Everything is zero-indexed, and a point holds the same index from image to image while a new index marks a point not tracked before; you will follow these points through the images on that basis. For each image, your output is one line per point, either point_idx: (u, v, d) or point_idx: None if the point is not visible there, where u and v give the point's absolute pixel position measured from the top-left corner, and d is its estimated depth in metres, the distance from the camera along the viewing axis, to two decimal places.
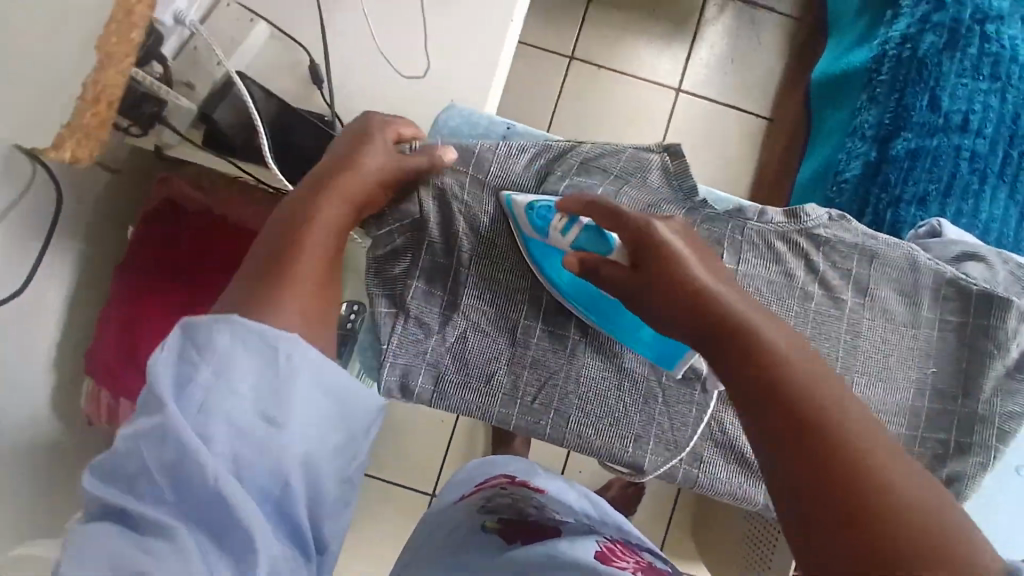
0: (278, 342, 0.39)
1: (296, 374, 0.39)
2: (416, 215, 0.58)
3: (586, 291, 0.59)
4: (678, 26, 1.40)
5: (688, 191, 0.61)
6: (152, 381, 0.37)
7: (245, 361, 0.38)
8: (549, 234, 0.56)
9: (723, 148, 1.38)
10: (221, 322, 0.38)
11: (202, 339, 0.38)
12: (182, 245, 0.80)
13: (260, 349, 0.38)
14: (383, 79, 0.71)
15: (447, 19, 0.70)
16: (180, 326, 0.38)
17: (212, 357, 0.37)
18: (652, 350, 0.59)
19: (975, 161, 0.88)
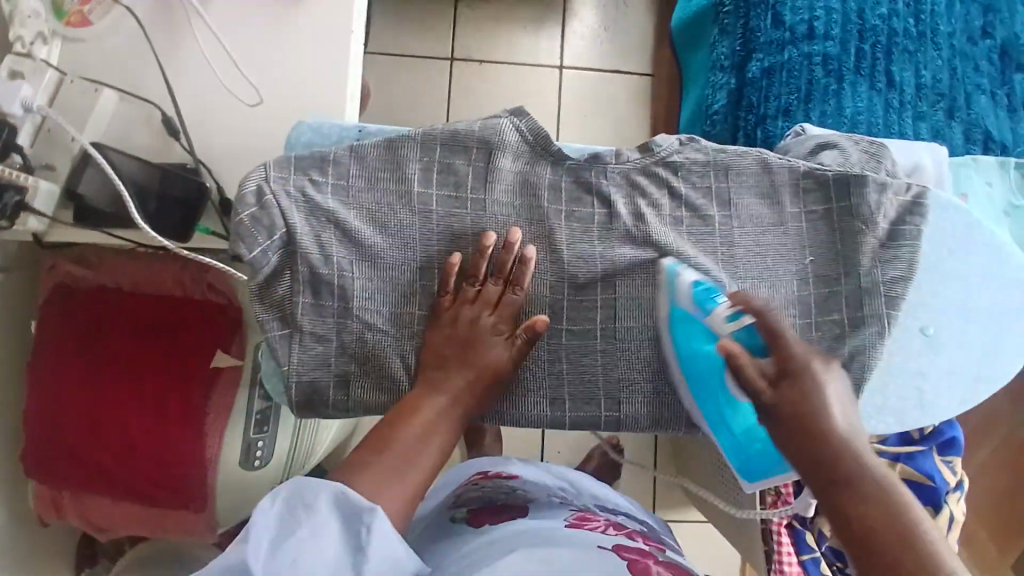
0: (367, 510, 0.44)
1: (375, 544, 0.43)
2: (285, 228, 0.58)
3: (701, 376, 0.62)
4: (547, 7, 1.44)
5: (544, 145, 0.64)
6: (254, 532, 0.41)
7: (335, 528, 0.43)
8: (708, 314, 0.59)
9: (617, 113, 1.43)
10: (328, 488, 0.44)
11: (309, 499, 0.43)
12: (78, 317, 0.79)
13: (350, 511, 0.44)
14: (241, 112, 0.73)
15: (290, 41, 0.73)
16: (292, 483, 0.44)
17: (312, 512, 0.43)
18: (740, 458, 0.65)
19: (829, 64, 0.92)
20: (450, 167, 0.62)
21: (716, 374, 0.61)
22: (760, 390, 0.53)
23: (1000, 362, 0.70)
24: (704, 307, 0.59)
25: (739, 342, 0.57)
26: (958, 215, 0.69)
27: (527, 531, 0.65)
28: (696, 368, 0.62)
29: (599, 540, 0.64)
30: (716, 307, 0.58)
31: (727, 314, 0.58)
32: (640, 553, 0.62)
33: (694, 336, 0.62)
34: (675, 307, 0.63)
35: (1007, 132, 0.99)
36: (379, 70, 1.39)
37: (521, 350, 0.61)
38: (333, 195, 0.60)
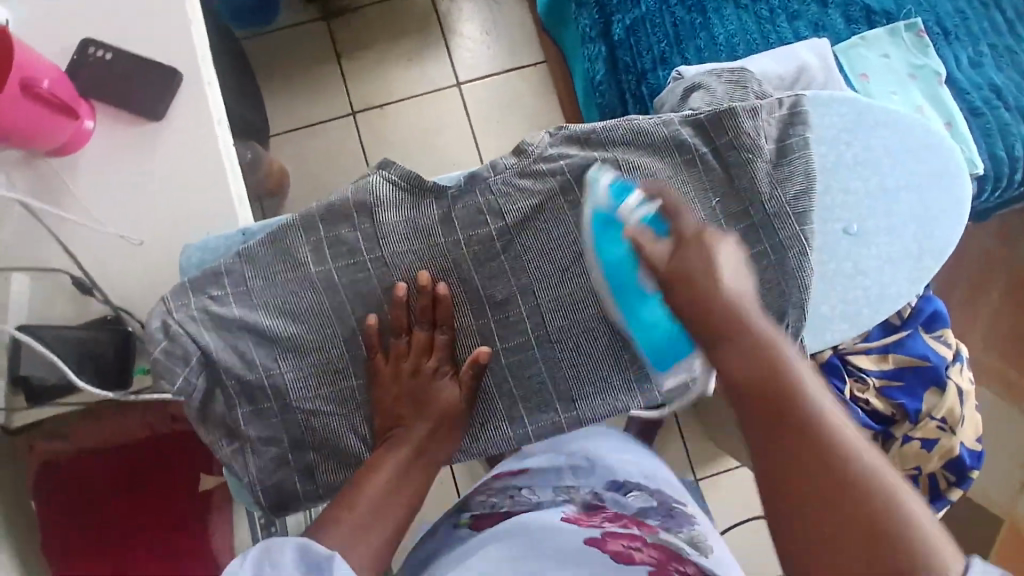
0: (330, 557, 0.44)
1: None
2: (200, 350, 0.59)
3: (623, 278, 0.62)
4: (425, 32, 1.46)
5: (421, 184, 0.64)
6: None
7: None
8: (620, 211, 0.61)
9: (525, 107, 1.44)
10: (292, 545, 0.44)
11: (276, 557, 0.43)
12: (64, 485, 0.80)
13: (312, 560, 0.44)
14: (145, 251, 0.75)
15: (164, 170, 0.75)
16: (259, 547, 0.44)
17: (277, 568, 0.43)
18: (652, 351, 0.64)
19: (686, 0, 0.93)
20: (339, 238, 0.63)
21: (630, 276, 0.61)
22: (657, 266, 0.51)
23: (934, 229, 0.70)
24: (616, 204, 0.62)
25: (646, 223, 0.57)
26: (841, 105, 0.68)
27: (514, 525, 0.59)
28: (612, 275, 0.62)
29: (582, 532, 0.56)
30: (628, 200, 0.61)
31: (640, 203, 0.60)
32: (628, 541, 0.54)
33: (610, 240, 0.62)
34: (591, 212, 0.63)
35: None
36: (291, 147, 1.41)
37: (470, 385, 0.62)
38: (238, 301, 0.61)
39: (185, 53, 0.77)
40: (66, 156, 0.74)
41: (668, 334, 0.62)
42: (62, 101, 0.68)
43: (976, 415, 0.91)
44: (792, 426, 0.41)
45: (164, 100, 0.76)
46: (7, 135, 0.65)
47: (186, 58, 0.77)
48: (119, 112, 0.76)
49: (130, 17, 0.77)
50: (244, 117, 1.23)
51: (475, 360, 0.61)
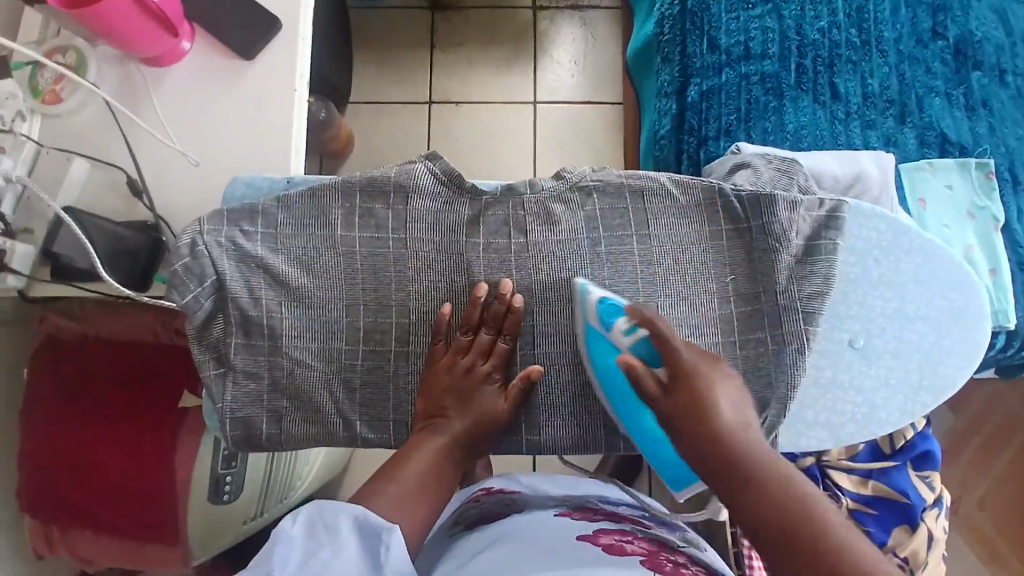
0: (384, 528, 0.46)
1: (391, 560, 0.46)
2: (215, 274, 0.63)
3: (619, 388, 0.63)
4: (519, 45, 1.51)
5: (457, 181, 0.66)
6: (276, 547, 0.43)
7: (354, 546, 0.45)
8: (612, 331, 0.60)
9: (592, 142, 1.47)
10: (347, 511, 0.46)
11: (329, 520, 0.46)
12: (63, 366, 0.84)
13: (368, 529, 0.46)
14: (200, 171, 0.80)
15: (239, 106, 0.81)
16: (312, 506, 0.46)
17: (334, 532, 0.45)
18: (661, 461, 0.65)
19: (766, 82, 0.95)
20: (369, 212, 0.65)
21: (624, 383, 0.62)
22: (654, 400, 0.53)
23: (940, 366, 0.69)
24: (608, 324, 0.61)
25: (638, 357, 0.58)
26: (881, 222, 0.68)
27: (519, 523, 0.71)
28: (610, 389, 0.63)
29: (580, 527, 0.68)
30: (618, 322, 0.60)
31: (627, 328, 0.59)
32: (619, 535, 0.67)
33: (604, 350, 0.63)
34: (583, 326, 0.64)
35: (966, 131, 0.98)
36: (363, 117, 1.48)
37: (514, 398, 0.64)
38: (262, 241, 0.65)
39: (287, 5, 0.84)
40: (158, 68, 0.81)
41: (673, 456, 0.63)
42: (164, 17, 0.75)
43: (940, 563, 0.89)
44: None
45: (256, 42, 0.82)
46: (107, 34, 0.71)
47: (288, 10, 0.83)
48: (215, 43, 0.82)
49: None
50: (327, 78, 1.30)
51: (527, 376, 0.63)
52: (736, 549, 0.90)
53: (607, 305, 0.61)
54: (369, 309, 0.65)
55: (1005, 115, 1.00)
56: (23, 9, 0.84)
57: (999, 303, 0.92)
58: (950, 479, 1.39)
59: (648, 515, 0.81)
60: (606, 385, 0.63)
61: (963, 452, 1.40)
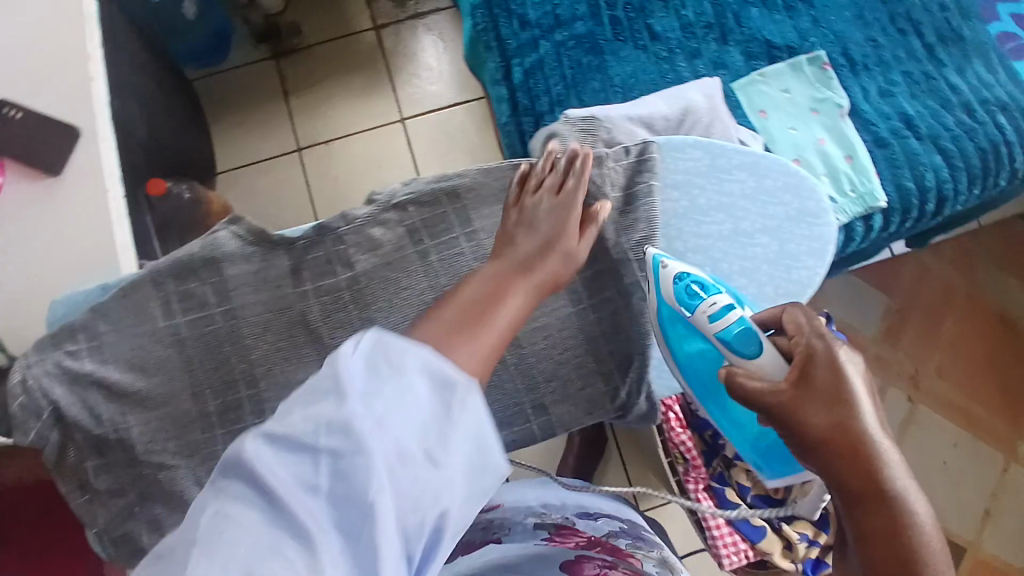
0: (459, 383, 0.38)
1: (462, 421, 0.38)
2: (49, 402, 0.60)
3: (706, 378, 0.65)
4: (372, 69, 1.50)
5: (265, 236, 0.65)
6: (341, 383, 0.36)
7: (421, 391, 0.37)
8: (697, 315, 0.61)
9: (469, 141, 1.47)
10: (411, 346, 0.38)
11: (394, 357, 0.37)
12: None
13: (441, 382, 0.38)
14: (36, 297, 0.78)
15: (58, 224, 0.79)
16: (373, 338, 0.38)
17: (406, 384, 0.37)
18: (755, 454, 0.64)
19: (583, 43, 0.95)
20: (190, 292, 0.64)
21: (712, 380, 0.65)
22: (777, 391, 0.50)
23: (794, 270, 0.70)
24: (691, 307, 0.62)
25: (730, 338, 0.58)
26: (696, 150, 0.69)
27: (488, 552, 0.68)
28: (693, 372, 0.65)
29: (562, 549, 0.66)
30: (702, 305, 0.60)
31: (712, 310, 0.60)
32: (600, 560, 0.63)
33: (685, 337, 0.65)
34: (662, 306, 0.64)
35: (790, 31, 0.99)
36: (237, 182, 1.45)
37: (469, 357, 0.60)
38: (89, 357, 0.62)
39: (83, 108, 0.82)
40: None
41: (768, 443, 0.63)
42: None
43: None
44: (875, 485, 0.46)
45: (59, 155, 0.80)
46: None
47: (83, 114, 0.82)
48: (21, 165, 0.80)
49: (32, 75, 0.82)
50: (180, 157, 1.27)
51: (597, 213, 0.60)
52: (684, 496, 0.91)
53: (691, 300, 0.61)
54: (217, 390, 0.64)
55: (824, 4, 1.01)
56: None
57: (864, 185, 0.93)
58: (904, 361, 1.40)
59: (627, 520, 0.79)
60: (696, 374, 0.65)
61: (908, 329, 1.41)
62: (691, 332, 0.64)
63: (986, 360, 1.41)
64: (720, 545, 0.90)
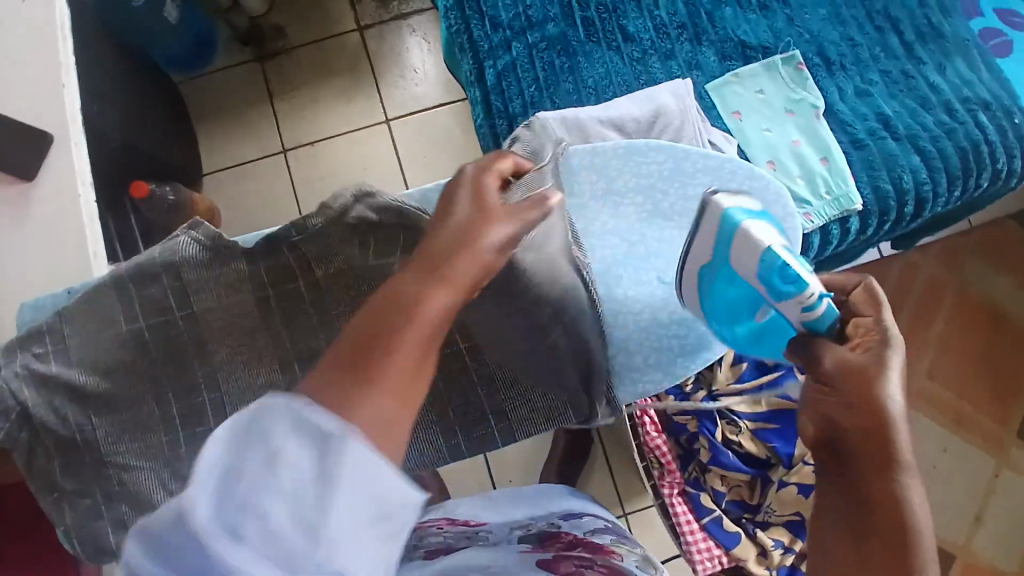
0: (342, 435, 0.31)
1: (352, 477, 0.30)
2: (15, 404, 0.61)
3: (728, 293, 0.63)
4: (356, 70, 1.50)
5: (223, 244, 0.66)
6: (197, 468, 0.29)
7: (298, 455, 0.30)
8: (789, 299, 0.54)
9: (453, 142, 1.48)
10: (275, 407, 0.31)
11: (254, 427, 0.30)
12: None
13: (320, 437, 0.31)
14: (10, 302, 0.79)
15: (29, 228, 0.80)
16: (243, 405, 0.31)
17: (277, 460, 0.30)
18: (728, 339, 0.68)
19: (556, 45, 0.95)
20: (150, 299, 0.65)
21: (736, 298, 0.63)
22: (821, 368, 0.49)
23: None
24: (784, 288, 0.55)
25: (812, 326, 0.53)
26: (657, 154, 0.68)
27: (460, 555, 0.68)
28: (724, 288, 0.63)
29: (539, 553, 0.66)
30: (805, 294, 0.53)
31: (811, 300, 0.53)
32: (578, 560, 0.64)
33: (729, 274, 0.61)
34: (721, 252, 0.61)
35: (764, 31, 0.99)
36: (223, 185, 1.45)
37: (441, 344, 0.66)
38: (56, 360, 0.62)
39: (54, 115, 0.83)
40: None
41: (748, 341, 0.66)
42: None
43: None
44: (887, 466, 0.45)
45: (30, 160, 0.80)
46: None
47: (55, 121, 0.82)
48: None
49: (2, 81, 0.82)
50: (163, 160, 1.28)
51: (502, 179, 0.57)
52: (659, 502, 0.91)
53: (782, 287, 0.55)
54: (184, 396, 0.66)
55: (799, 3, 1.01)
56: None
57: (839, 187, 0.92)
58: None
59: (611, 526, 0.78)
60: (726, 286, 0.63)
61: (896, 328, 1.41)
62: (737, 277, 0.61)
63: (972, 359, 1.41)
64: (695, 551, 0.89)
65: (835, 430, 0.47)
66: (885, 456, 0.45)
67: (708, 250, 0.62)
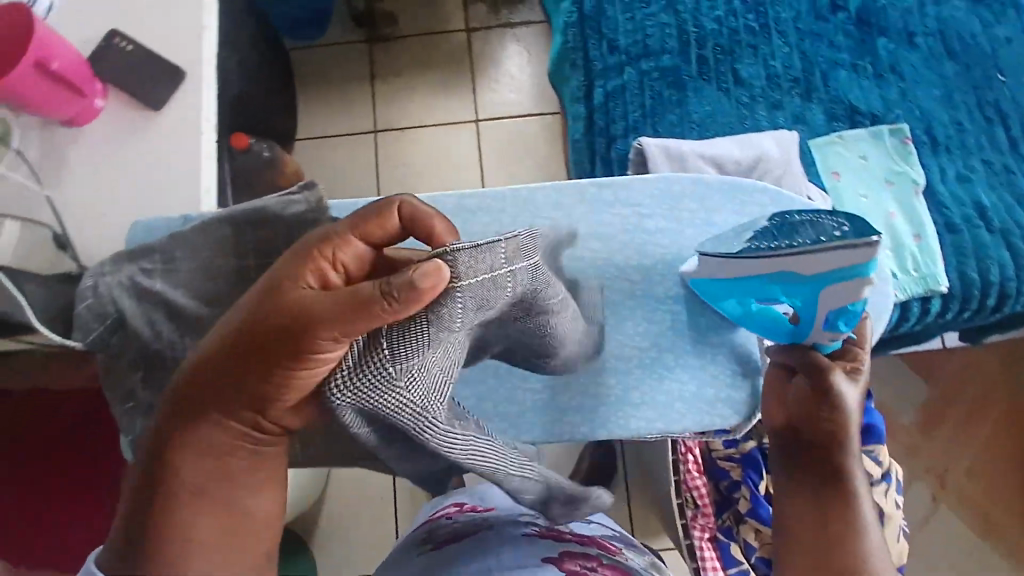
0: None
1: None
2: (114, 310, 0.66)
3: (776, 288, 0.63)
4: (456, 67, 1.55)
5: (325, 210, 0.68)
6: None
7: None
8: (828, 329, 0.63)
9: (536, 152, 1.51)
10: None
11: None
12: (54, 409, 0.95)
13: None
14: (120, 218, 0.84)
15: (151, 154, 0.85)
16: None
17: None
18: (713, 289, 0.68)
19: (668, 76, 0.97)
20: (257, 245, 0.67)
21: (770, 293, 0.64)
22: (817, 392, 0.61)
23: None
24: (835, 322, 0.62)
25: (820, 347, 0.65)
26: (762, 195, 0.72)
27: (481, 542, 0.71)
28: (785, 290, 0.62)
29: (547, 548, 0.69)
30: (841, 331, 0.63)
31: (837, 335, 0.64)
32: (583, 560, 0.67)
33: (804, 290, 0.60)
34: (816, 283, 0.59)
35: (876, 99, 0.99)
36: (312, 153, 1.52)
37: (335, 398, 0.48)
38: (158, 279, 0.67)
39: (192, 55, 0.88)
40: (75, 129, 0.86)
41: (730, 303, 0.69)
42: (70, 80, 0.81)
43: (899, 542, 0.87)
44: (835, 470, 0.58)
45: (165, 92, 0.86)
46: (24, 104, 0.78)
47: (194, 60, 0.88)
48: (128, 97, 0.87)
49: (155, 17, 0.89)
50: (264, 119, 1.34)
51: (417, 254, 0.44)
52: (687, 541, 0.90)
53: (838, 326, 0.61)
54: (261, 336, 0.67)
55: (915, 77, 1.01)
56: None
57: (927, 266, 0.92)
58: (936, 452, 1.36)
59: (617, 535, 0.80)
60: (791, 290, 0.61)
61: (948, 421, 1.37)
62: (805, 294, 0.61)
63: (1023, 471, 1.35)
64: None
65: (800, 434, 0.61)
66: (834, 463, 0.58)
67: (819, 272, 0.58)
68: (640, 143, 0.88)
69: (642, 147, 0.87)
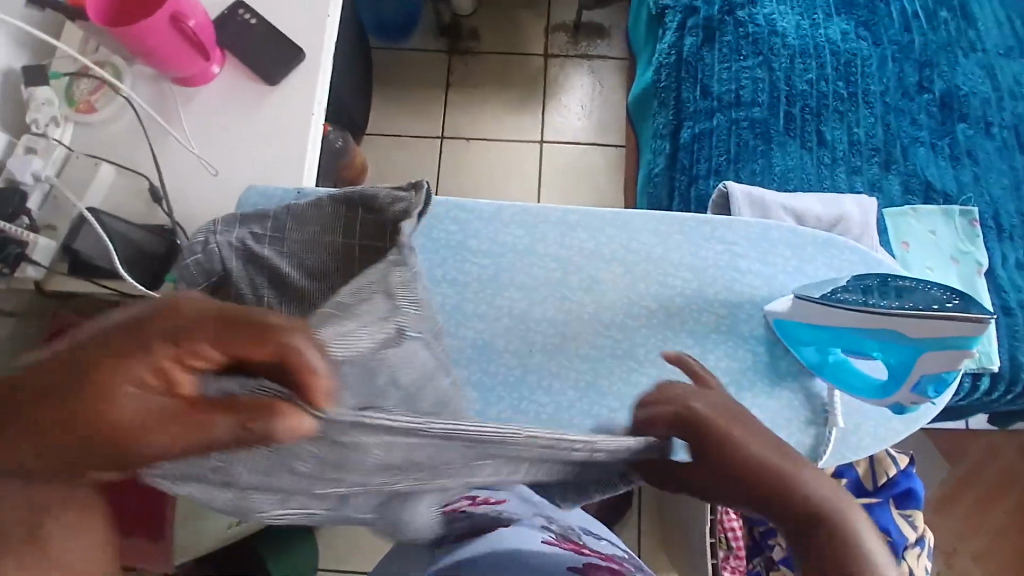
0: None
1: None
2: (222, 270, 0.68)
3: (875, 345, 0.65)
4: (530, 87, 1.60)
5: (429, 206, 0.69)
6: None
7: None
8: (914, 393, 0.65)
9: (595, 181, 1.54)
10: None
11: None
12: None
13: None
14: (216, 179, 0.86)
15: (258, 124, 0.88)
16: None
17: None
18: (804, 334, 0.69)
19: (755, 127, 1.00)
20: (365, 230, 0.68)
21: (863, 347, 0.66)
22: None
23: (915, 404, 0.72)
24: (924, 388, 0.64)
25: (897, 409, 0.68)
26: (851, 253, 0.75)
27: None
28: (882, 348, 0.65)
29: None
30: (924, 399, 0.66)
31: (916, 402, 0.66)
32: None
33: (904, 352, 0.63)
34: (920, 346, 0.62)
35: (950, 179, 1.02)
36: (377, 147, 1.55)
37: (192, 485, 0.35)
38: (268, 247, 0.69)
39: (312, 37, 0.92)
40: (187, 89, 0.89)
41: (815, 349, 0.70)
42: (198, 41, 0.83)
43: None
44: None
45: (281, 68, 0.89)
46: (147, 56, 0.80)
47: (313, 43, 0.91)
48: (243, 67, 0.90)
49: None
50: (343, 108, 1.38)
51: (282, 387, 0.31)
52: None
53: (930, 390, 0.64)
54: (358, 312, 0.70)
55: (989, 164, 1.04)
56: (67, 25, 0.92)
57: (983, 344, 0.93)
58: (950, 533, 1.36)
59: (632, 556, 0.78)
60: (888, 348, 0.64)
61: (965, 504, 1.37)
62: (904, 354, 0.64)
63: None
64: None
65: None
66: None
67: (930, 335, 0.61)
68: (724, 186, 0.91)
69: (727, 190, 0.90)
